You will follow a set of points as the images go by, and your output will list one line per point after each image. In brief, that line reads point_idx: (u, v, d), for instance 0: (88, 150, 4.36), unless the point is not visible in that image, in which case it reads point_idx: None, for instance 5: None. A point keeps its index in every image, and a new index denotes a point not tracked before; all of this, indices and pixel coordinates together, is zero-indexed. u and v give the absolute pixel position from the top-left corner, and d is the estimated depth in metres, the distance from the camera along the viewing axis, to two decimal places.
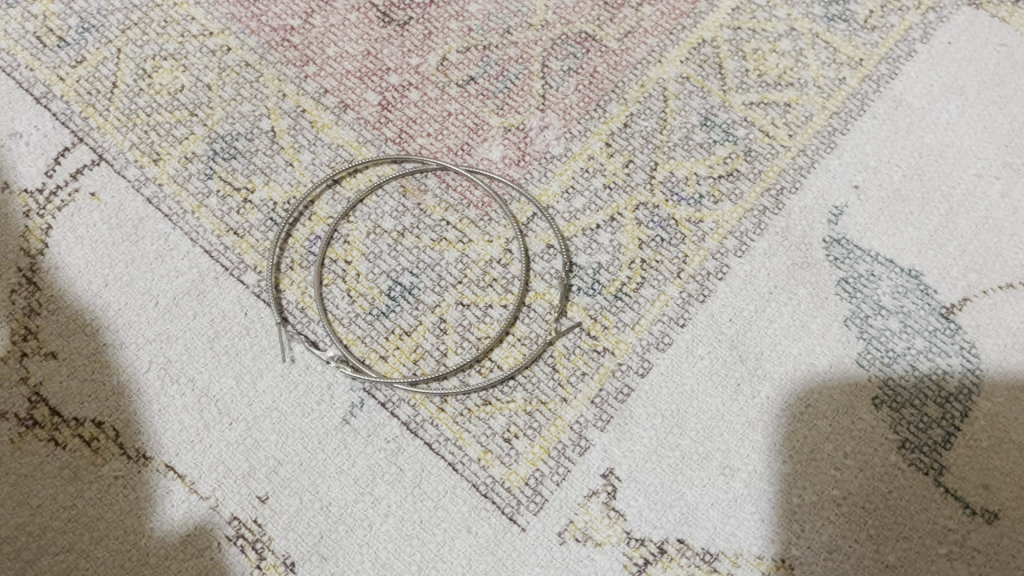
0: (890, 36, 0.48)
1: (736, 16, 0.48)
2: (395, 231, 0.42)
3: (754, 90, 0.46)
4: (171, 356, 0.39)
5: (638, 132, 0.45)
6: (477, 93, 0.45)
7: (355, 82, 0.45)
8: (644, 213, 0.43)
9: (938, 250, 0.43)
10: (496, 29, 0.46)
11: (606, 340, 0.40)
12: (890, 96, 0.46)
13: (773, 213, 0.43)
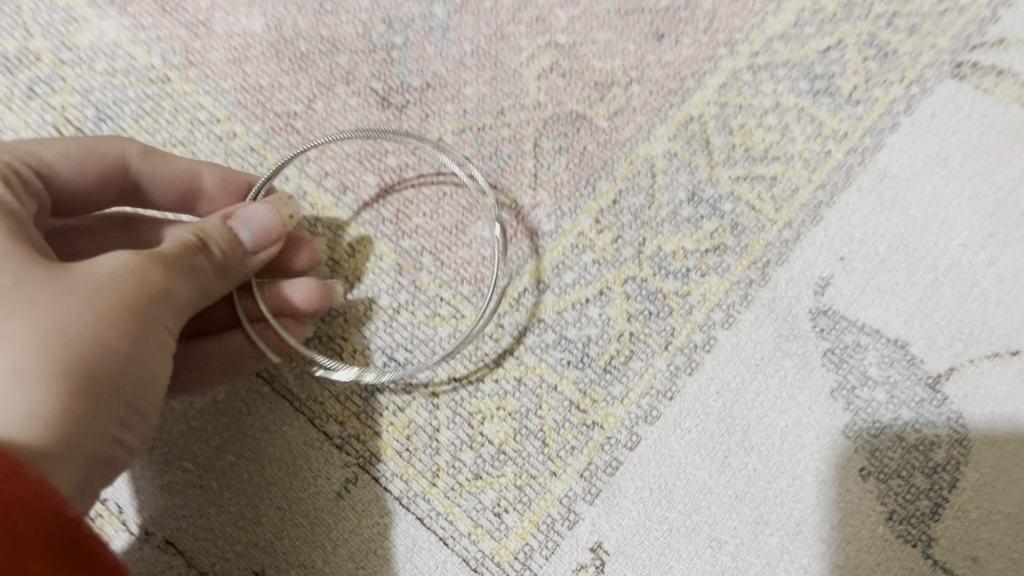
0: (874, 109, 0.49)
1: (723, 92, 0.49)
2: (390, 308, 0.43)
3: (741, 165, 0.47)
4: (173, 434, 0.41)
5: (626, 208, 0.46)
6: (471, 173, 0.47)
7: (354, 165, 0.47)
8: (633, 287, 0.44)
9: (923, 319, 0.43)
10: (490, 111, 0.48)
11: (596, 414, 0.41)
12: (874, 169, 0.47)
13: (759, 286, 0.44)
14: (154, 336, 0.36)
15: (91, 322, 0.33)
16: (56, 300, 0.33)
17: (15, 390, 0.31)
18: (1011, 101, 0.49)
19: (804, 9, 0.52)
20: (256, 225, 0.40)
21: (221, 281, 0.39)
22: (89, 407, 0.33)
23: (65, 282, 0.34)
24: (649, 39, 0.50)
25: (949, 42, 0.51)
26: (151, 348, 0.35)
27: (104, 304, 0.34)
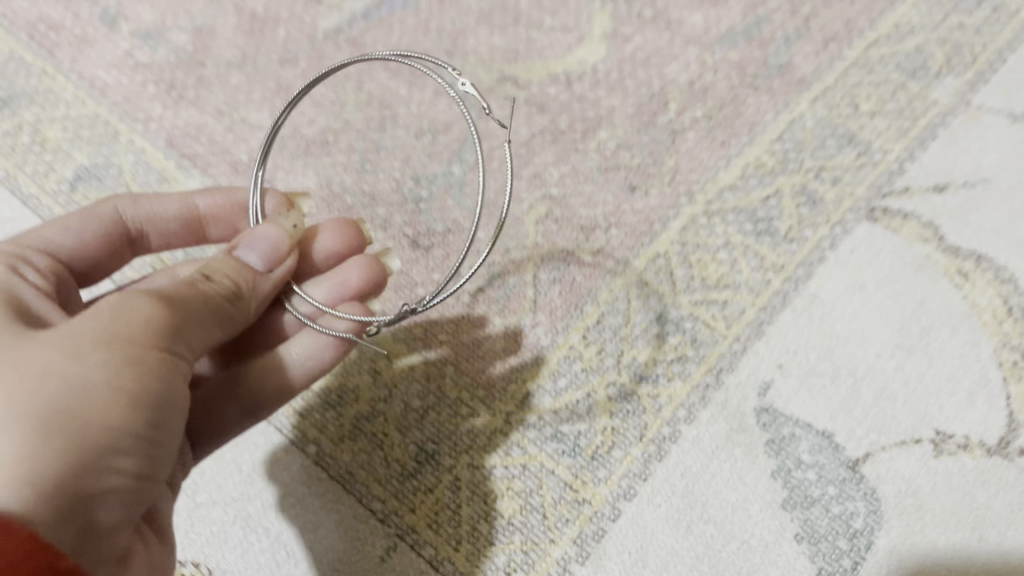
0: (806, 246, 0.61)
1: (684, 234, 0.62)
2: (421, 409, 0.55)
3: (698, 291, 0.59)
4: (250, 510, 0.52)
5: (607, 327, 0.58)
6: (483, 299, 0.59)
7: (391, 294, 0.60)
8: (614, 390, 0.55)
9: (846, 414, 0.54)
10: (498, 250, 0.61)
11: (586, 493, 0.52)
12: (806, 294, 0.59)
13: (713, 389, 0.55)
14: (130, 368, 0.39)
15: (63, 365, 0.37)
16: (38, 352, 0.38)
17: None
18: (914, 238, 0.61)
19: (747, 167, 0.65)
20: (256, 245, 0.50)
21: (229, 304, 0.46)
22: (66, 445, 0.36)
23: (49, 337, 0.39)
24: (624, 191, 0.64)
25: (864, 191, 0.64)
26: (127, 383, 0.39)
27: (76, 350, 0.38)
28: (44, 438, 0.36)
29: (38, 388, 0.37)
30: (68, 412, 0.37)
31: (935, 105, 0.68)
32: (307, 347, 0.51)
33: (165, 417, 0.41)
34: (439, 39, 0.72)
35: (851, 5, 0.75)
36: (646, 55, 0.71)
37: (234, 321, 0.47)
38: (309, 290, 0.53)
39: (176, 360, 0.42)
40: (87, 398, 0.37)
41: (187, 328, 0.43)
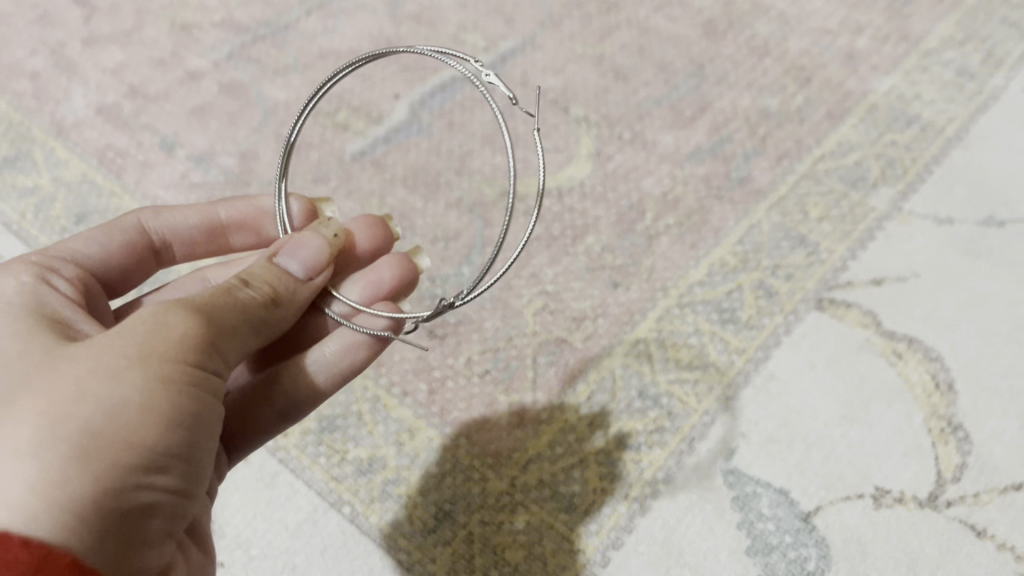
0: (763, 332, 0.72)
1: (660, 322, 0.73)
2: (438, 474, 0.65)
3: (673, 371, 0.70)
4: (296, 562, 0.62)
5: (597, 402, 0.68)
6: (490, 380, 0.70)
7: (411, 376, 0.70)
8: (603, 456, 0.66)
9: (799, 474, 0.64)
10: (502, 337, 0.72)
11: (581, 543, 0.62)
12: (764, 372, 0.69)
13: (687, 454, 0.65)
14: (161, 387, 0.41)
15: (98, 387, 0.40)
16: (74, 373, 0.40)
17: (27, 461, 0.37)
18: (856, 323, 0.72)
19: (713, 265, 0.76)
20: (295, 256, 0.56)
21: (266, 309, 0.51)
22: (101, 465, 0.38)
23: (84, 357, 0.41)
24: (608, 288, 0.75)
25: (814, 284, 0.75)
26: (157, 401, 0.41)
27: (111, 370, 0.41)
28: (81, 462, 0.38)
29: (75, 410, 0.39)
30: (103, 434, 0.39)
31: (872, 210, 0.80)
32: (339, 345, 0.60)
33: (196, 431, 0.43)
34: (449, 159, 0.85)
35: (800, 127, 0.87)
36: (626, 170, 0.84)
37: (270, 324, 0.52)
38: (345, 292, 0.64)
39: (205, 375, 0.45)
40: (121, 419, 0.40)
41: (215, 341, 0.46)
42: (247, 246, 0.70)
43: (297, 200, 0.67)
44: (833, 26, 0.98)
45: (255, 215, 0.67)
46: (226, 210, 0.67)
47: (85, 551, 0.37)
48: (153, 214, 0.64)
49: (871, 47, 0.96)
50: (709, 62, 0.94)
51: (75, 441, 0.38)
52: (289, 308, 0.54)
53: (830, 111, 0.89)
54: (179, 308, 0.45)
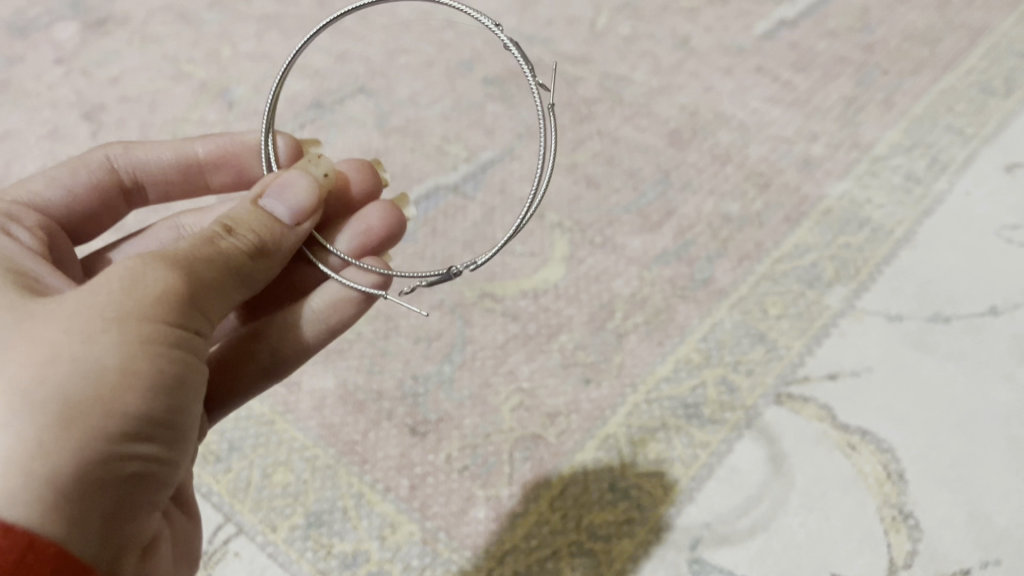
0: (726, 426, 0.77)
1: (629, 417, 0.78)
2: (420, 568, 0.69)
3: (642, 464, 0.75)
4: None
5: (570, 496, 0.73)
6: (469, 475, 0.74)
7: (394, 472, 0.74)
8: (576, 547, 0.70)
9: (761, 562, 0.68)
10: (481, 434, 0.77)
11: None
12: (727, 465, 0.74)
13: (654, 544, 0.70)
14: (135, 351, 0.46)
15: (74, 357, 0.44)
16: (53, 336, 0.44)
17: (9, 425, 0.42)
18: (812, 416, 0.77)
19: (678, 363, 0.82)
20: (282, 196, 0.61)
21: (246, 255, 0.56)
22: (78, 433, 0.43)
23: (62, 318, 0.45)
24: (581, 386, 0.80)
25: (773, 379, 0.80)
26: (126, 366, 0.45)
27: (85, 340, 0.44)
28: (57, 433, 0.42)
29: (51, 381, 0.43)
30: (77, 404, 0.43)
31: (827, 308, 0.86)
32: (324, 302, 0.68)
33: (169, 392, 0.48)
34: (432, 263, 0.91)
35: (760, 230, 0.94)
36: (597, 272, 0.90)
37: (252, 266, 0.57)
38: (337, 243, 0.71)
39: (175, 332, 0.49)
40: (92, 385, 0.44)
41: (188, 297, 0.50)
42: (229, 184, 0.77)
43: (284, 139, 0.74)
44: (790, 133, 1.05)
45: (233, 149, 0.75)
46: (201, 147, 0.74)
47: (62, 524, 0.42)
48: (127, 156, 0.73)
49: (826, 152, 1.03)
50: (675, 169, 1.01)
51: (53, 414, 0.42)
52: (274, 250, 0.59)
53: (787, 214, 0.95)
54: (154, 265, 0.49)
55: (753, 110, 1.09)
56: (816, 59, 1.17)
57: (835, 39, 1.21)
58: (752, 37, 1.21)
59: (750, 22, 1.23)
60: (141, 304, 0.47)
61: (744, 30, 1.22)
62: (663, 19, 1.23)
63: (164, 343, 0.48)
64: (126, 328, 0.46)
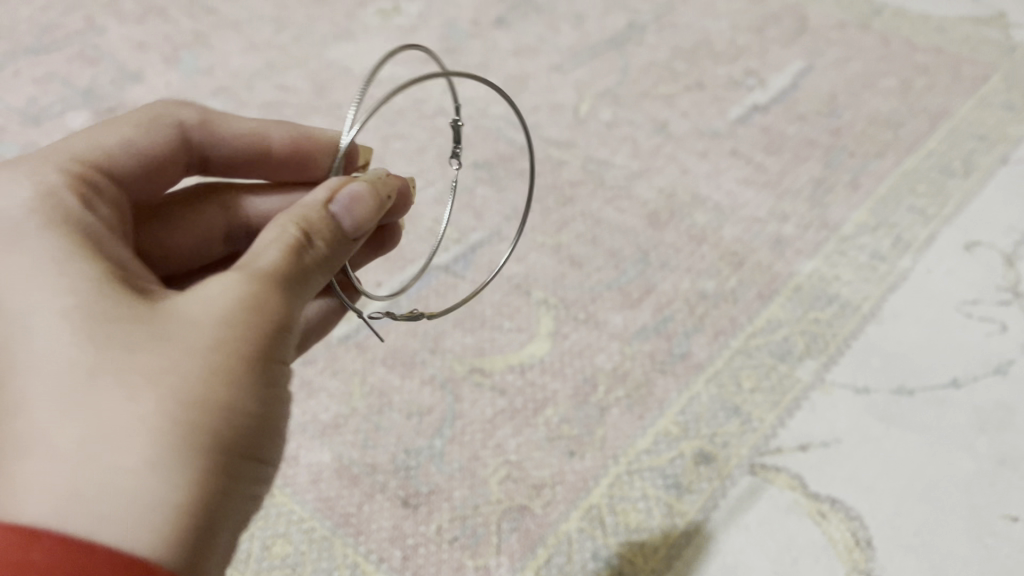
0: (702, 496, 0.81)
1: (611, 488, 0.82)
2: None
3: (623, 533, 0.79)
4: None
5: (554, 565, 0.77)
6: (458, 546, 0.78)
7: (388, 543, 0.78)
8: None
9: None
10: (470, 505, 0.81)
11: None
12: (703, 533, 0.78)
13: None
14: (252, 391, 0.47)
15: (201, 392, 0.44)
16: (183, 371, 0.45)
17: (158, 466, 0.42)
18: (784, 485, 0.81)
19: (658, 435, 0.86)
20: (349, 208, 0.59)
21: (320, 273, 0.56)
22: (214, 476, 0.44)
23: (183, 351, 0.45)
24: (565, 458, 0.85)
25: (748, 450, 0.85)
26: (241, 405, 0.46)
27: (209, 375, 0.45)
28: (205, 476, 0.43)
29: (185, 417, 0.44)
30: (207, 444, 0.44)
31: (798, 381, 0.90)
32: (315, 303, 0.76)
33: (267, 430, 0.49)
34: (424, 340, 0.96)
35: (734, 306, 0.99)
36: (580, 348, 0.95)
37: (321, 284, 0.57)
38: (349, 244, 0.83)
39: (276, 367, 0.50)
40: (228, 427, 0.45)
41: (285, 330, 0.51)
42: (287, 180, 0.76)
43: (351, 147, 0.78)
44: (763, 214, 1.12)
45: (307, 143, 0.74)
46: (280, 134, 0.72)
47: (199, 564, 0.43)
48: (207, 133, 0.70)
49: (796, 232, 1.09)
50: (654, 249, 1.07)
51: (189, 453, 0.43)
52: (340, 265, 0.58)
53: (760, 291, 1.01)
54: (261, 293, 0.50)
55: (727, 192, 1.15)
56: (786, 141, 1.24)
57: (805, 123, 1.28)
58: (726, 121, 1.28)
59: (724, 107, 1.31)
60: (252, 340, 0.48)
61: (718, 114, 1.29)
62: (642, 106, 1.31)
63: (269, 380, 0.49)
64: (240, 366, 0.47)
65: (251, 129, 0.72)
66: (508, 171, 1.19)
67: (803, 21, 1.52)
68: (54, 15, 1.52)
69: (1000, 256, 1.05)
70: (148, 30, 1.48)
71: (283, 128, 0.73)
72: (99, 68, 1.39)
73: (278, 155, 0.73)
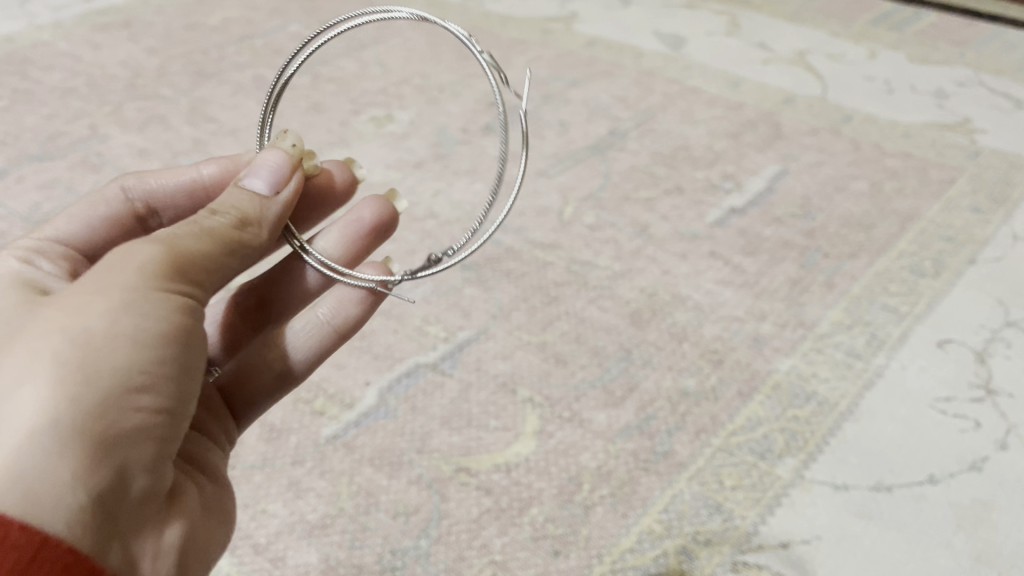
0: None
1: None
2: None
3: None
4: None
5: None
6: None
7: None
8: None
9: None
10: None
11: None
12: None
13: None
14: (146, 319, 0.58)
15: (95, 326, 0.56)
16: (79, 315, 0.56)
17: (53, 390, 0.52)
18: None
19: (642, 533, 0.88)
20: (259, 172, 0.71)
21: (235, 231, 0.67)
22: (100, 387, 0.54)
23: (78, 300, 0.57)
24: (550, 557, 0.86)
25: (730, 548, 0.86)
26: (105, 361, 0.55)
27: (96, 318, 0.56)
28: (88, 388, 0.53)
29: (25, 372, 0.53)
30: (76, 385, 0.53)
31: (778, 478, 0.92)
32: (328, 307, 0.86)
33: (160, 348, 0.59)
34: (411, 440, 0.97)
35: (715, 404, 1.01)
36: (565, 446, 0.96)
37: (243, 241, 0.67)
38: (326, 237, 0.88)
39: (167, 301, 0.60)
40: (121, 354, 0.56)
41: (183, 274, 0.62)
42: None
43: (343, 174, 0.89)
44: (741, 313, 1.15)
45: (233, 167, 0.83)
46: (208, 168, 0.83)
47: (90, 453, 0.53)
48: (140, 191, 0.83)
49: (774, 331, 1.12)
50: (636, 347, 1.10)
51: (55, 394, 0.52)
52: (262, 227, 0.69)
53: (740, 389, 1.03)
54: (147, 245, 0.62)
55: (706, 292, 1.19)
56: (763, 243, 1.29)
57: (781, 225, 1.33)
58: (704, 224, 1.33)
59: (703, 210, 1.37)
60: (131, 288, 0.58)
61: (697, 217, 1.35)
62: (624, 209, 1.36)
63: (155, 330, 0.58)
64: (121, 318, 0.57)
65: (181, 178, 0.83)
66: (494, 271, 1.23)
67: (777, 127, 1.60)
68: (59, 123, 1.59)
69: (972, 353, 1.08)
70: (150, 138, 1.55)
71: (211, 164, 0.83)
72: (101, 174, 1.44)
73: (200, 188, 0.83)
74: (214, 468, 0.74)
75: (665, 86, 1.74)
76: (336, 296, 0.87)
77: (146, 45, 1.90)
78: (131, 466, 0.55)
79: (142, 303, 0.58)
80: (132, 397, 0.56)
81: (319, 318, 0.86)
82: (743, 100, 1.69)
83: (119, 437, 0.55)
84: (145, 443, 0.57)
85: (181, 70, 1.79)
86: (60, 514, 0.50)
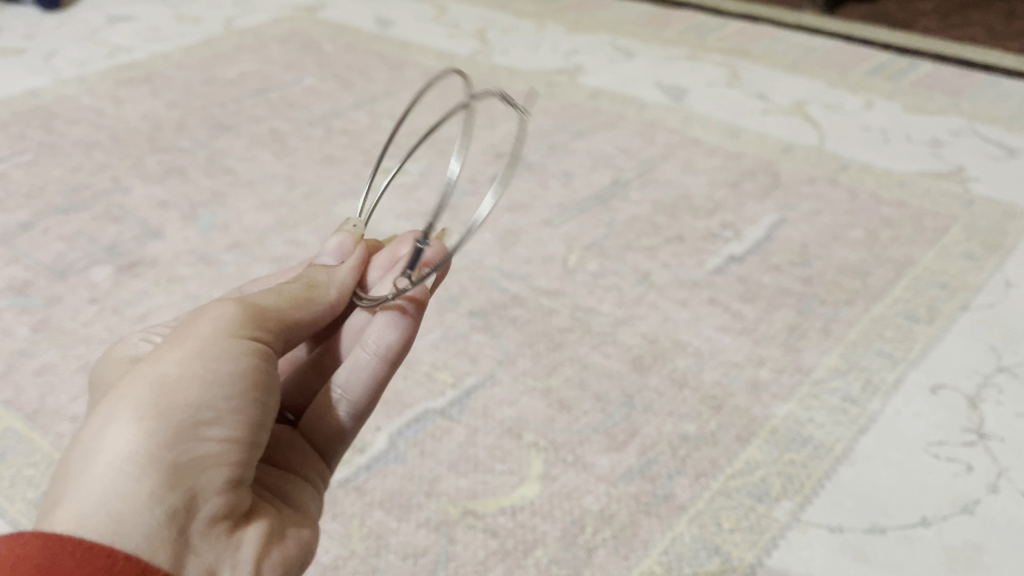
0: None
1: None
2: None
3: None
4: None
5: None
6: None
7: None
8: None
9: None
10: None
11: None
12: None
13: None
14: (214, 361, 0.66)
15: (168, 370, 0.64)
16: (157, 365, 0.64)
17: (132, 426, 0.60)
18: None
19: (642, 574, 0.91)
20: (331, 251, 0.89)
21: (304, 290, 0.82)
22: (174, 418, 0.61)
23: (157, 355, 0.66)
24: None
25: None
26: (179, 396, 0.62)
27: (169, 365, 0.64)
28: (162, 421, 0.61)
29: (111, 415, 0.61)
30: (150, 418, 0.60)
31: (775, 520, 0.95)
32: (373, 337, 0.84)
33: (232, 385, 0.66)
34: (420, 483, 1.01)
35: (714, 448, 1.05)
36: (569, 490, 1.00)
37: (311, 297, 0.82)
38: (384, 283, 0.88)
39: (232, 347, 0.68)
40: (193, 391, 0.63)
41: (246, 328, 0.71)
42: None
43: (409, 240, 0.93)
44: (740, 359, 1.19)
45: None
46: None
47: (167, 475, 0.59)
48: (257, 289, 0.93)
49: (772, 376, 1.15)
50: (637, 393, 1.13)
51: (135, 428, 0.60)
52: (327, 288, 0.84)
53: (739, 433, 1.07)
54: (216, 309, 0.71)
55: (706, 338, 1.23)
56: (762, 290, 1.33)
57: (779, 272, 1.37)
58: (704, 272, 1.37)
59: (703, 258, 1.41)
60: (200, 339, 0.67)
61: (697, 265, 1.39)
62: (626, 257, 1.41)
63: (222, 369, 0.66)
64: (192, 362, 0.65)
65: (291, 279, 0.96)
66: (501, 318, 1.27)
67: (775, 176, 1.65)
68: (83, 176, 1.65)
69: (964, 398, 1.11)
70: (170, 189, 1.61)
71: None
72: (123, 225, 1.50)
73: None
74: (296, 502, 0.78)
75: (666, 136, 1.79)
76: (378, 323, 0.84)
77: (165, 99, 1.97)
78: (205, 490, 0.61)
79: (209, 349, 0.66)
80: (203, 426, 0.63)
81: (365, 355, 0.84)
82: (743, 150, 1.74)
83: (192, 462, 0.61)
84: (219, 468, 0.63)
85: (200, 124, 1.85)
86: (144, 531, 0.57)
